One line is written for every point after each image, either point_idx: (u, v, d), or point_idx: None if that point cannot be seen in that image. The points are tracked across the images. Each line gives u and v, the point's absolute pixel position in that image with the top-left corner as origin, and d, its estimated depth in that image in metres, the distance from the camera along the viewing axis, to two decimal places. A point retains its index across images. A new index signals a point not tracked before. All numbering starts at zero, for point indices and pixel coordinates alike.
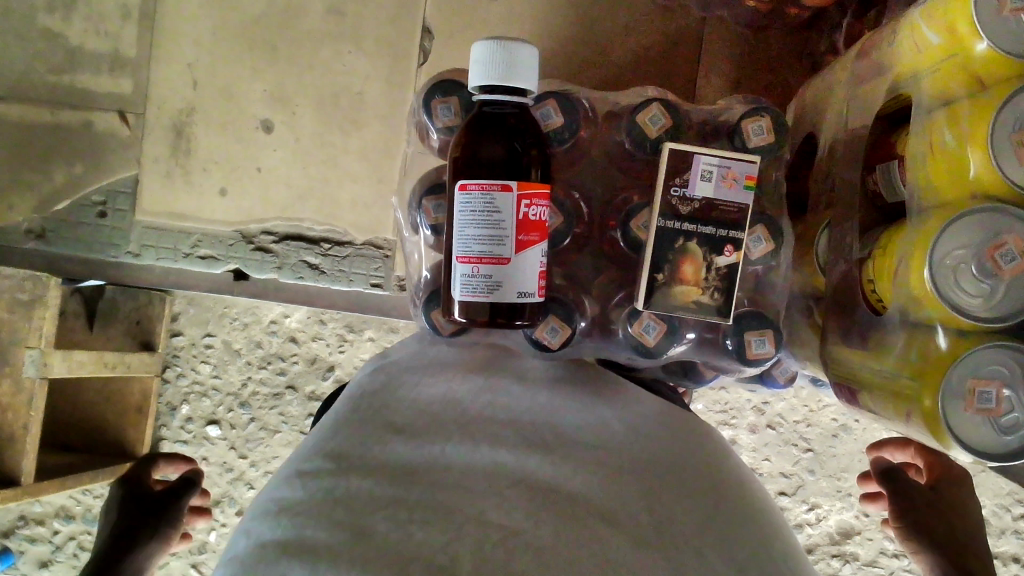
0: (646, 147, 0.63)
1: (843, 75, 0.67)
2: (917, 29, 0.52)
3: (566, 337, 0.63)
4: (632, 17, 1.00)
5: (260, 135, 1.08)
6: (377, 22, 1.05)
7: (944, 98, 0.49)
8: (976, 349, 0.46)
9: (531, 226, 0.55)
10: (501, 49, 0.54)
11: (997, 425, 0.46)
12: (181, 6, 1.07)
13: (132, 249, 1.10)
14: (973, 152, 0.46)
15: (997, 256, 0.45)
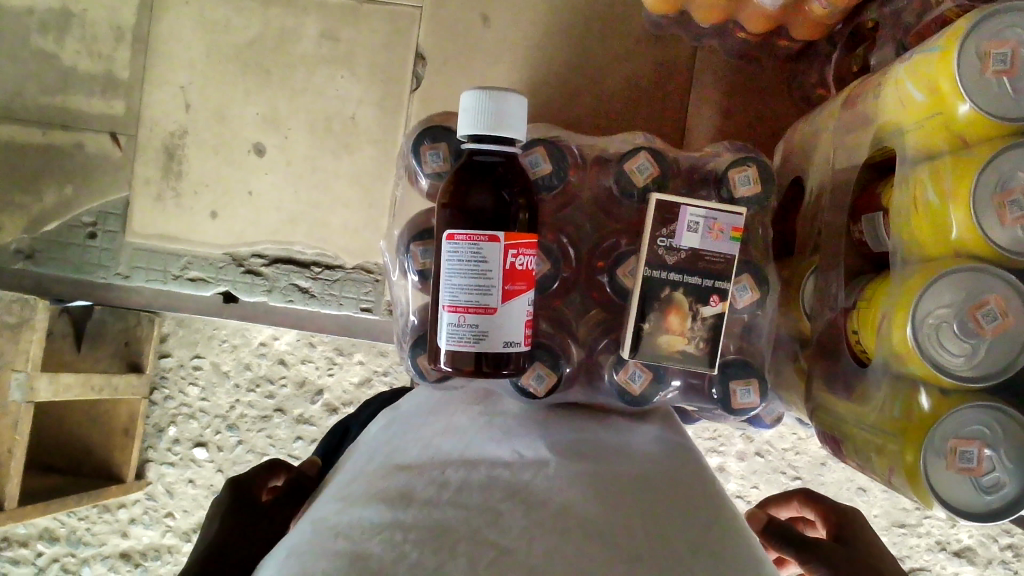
0: (634, 197, 0.64)
1: (830, 118, 0.68)
2: (901, 82, 0.52)
3: (552, 384, 0.63)
4: (625, 46, 1.01)
5: (251, 158, 1.08)
6: (371, 49, 1.06)
7: (928, 155, 0.50)
8: (962, 406, 0.47)
9: (518, 277, 0.56)
10: (490, 99, 0.54)
11: (977, 482, 0.47)
12: (175, 29, 1.07)
13: (122, 270, 1.10)
14: (957, 212, 0.47)
15: (979, 315, 0.46)
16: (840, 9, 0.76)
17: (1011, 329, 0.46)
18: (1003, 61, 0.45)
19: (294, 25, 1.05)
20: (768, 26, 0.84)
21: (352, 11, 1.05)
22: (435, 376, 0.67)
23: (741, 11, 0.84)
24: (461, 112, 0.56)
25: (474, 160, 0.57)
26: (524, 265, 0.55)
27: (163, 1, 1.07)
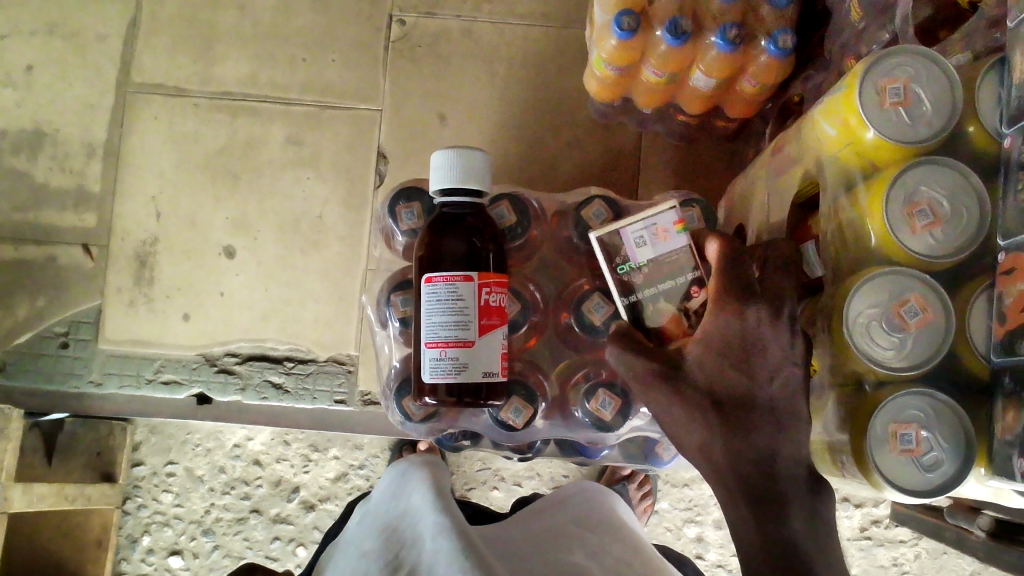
0: (590, 239, 0.72)
1: (761, 170, 0.74)
2: (817, 122, 0.59)
3: (528, 416, 0.70)
4: (574, 136, 1.09)
5: (222, 261, 1.11)
6: (333, 149, 1.11)
7: (846, 182, 0.56)
8: (898, 392, 0.52)
9: (492, 312, 0.60)
10: (458, 157, 0.60)
11: (919, 463, 0.51)
12: (144, 142, 1.12)
13: (94, 377, 1.11)
14: (874, 223, 0.53)
15: (903, 312, 0.52)
16: (768, 85, 0.83)
17: (932, 322, 0.52)
18: (897, 95, 0.52)
19: (261, 132, 1.12)
20: (705, 106, 0.90)
21: (315, 117, 1.11)
22: (420, 416, 0.70)
23: (678, 95, 0.90)
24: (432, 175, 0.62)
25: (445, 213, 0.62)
26: (498, 300, 0.60)
27: (133, 117, 1.13)
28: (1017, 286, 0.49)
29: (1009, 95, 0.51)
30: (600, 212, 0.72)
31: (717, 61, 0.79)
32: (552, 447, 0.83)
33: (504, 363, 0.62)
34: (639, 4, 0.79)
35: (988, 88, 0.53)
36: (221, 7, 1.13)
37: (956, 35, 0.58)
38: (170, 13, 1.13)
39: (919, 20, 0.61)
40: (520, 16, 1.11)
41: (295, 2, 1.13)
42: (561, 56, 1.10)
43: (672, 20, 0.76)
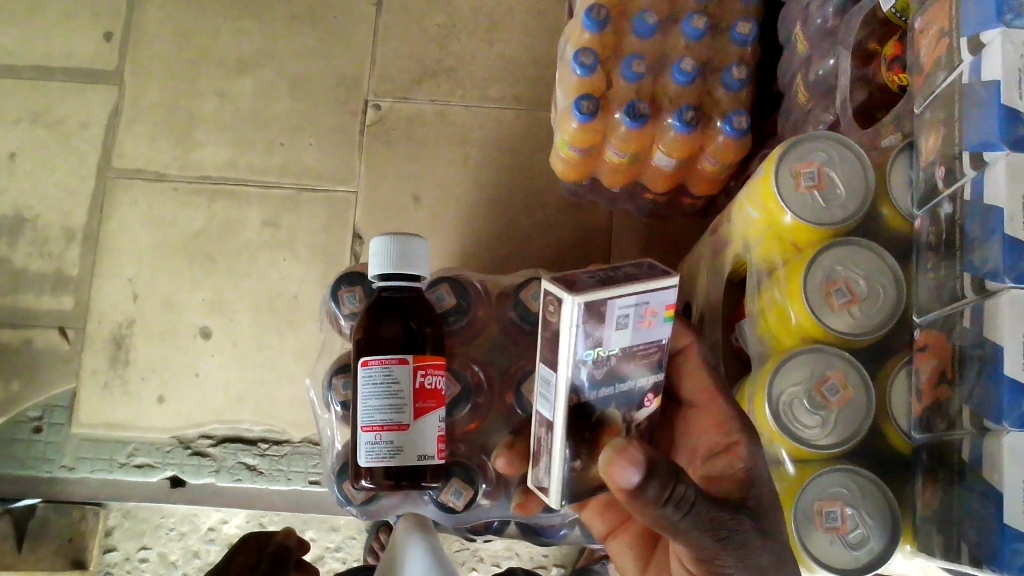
0: (531, 320, 0.75)
1: (704, 253, 0.77)
2: (742, 205, 0.62)
3: (469, 498, 0.70)
4: (546, 214, 1.11)
5: (198, 342, 1.11)
6: (310, 230, 1.13)
7: (768, 265, 0.59)
8: (824, 469, 0.54)
9: (429, 394, 0.61)
10: (397, 244, 0.62)
11: (846, 540, 0.53)
12: (123, 226, 1.14)
13: (66, 462, 1.10)
14: (793, 303, 0.56)
15: (824, 390, 0.54)
16: (726, 165, 0.85)
17: (852, 399, 0.54)
18: (811, 178, 0.55)
19: (238, 215, 1.13)
20: (668, 184, 0.92)
21: (292, 199, 1.13)
22: (361, 499, 0.72)
23: (642, 174, 0.92)
24: (372, 261, 0.63)
25: (384, 296, 0.64)
26: (434, 382, 0.60)
27: (113, 202, 1.15)
28: (931, 362, 0.52)
29: (918, 177, 0.56)
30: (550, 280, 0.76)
31: (676, 142, 0.82)
32: (513, 527, 0.82)
33: (439, 446, 0.62)
34: (597, 89, 0.81)
35: (899, 169, 0.57)
36: (201, 95, 1.17)
37: (888, 117, 0.61)
38: (151, 101, 1.17)
39: (856, 104, 0.64)
40: (491, 99, 1.14)
41: (273, 89, 1.16)
42: (531, 137, 1.13)
43: (631, 103, 0.79)
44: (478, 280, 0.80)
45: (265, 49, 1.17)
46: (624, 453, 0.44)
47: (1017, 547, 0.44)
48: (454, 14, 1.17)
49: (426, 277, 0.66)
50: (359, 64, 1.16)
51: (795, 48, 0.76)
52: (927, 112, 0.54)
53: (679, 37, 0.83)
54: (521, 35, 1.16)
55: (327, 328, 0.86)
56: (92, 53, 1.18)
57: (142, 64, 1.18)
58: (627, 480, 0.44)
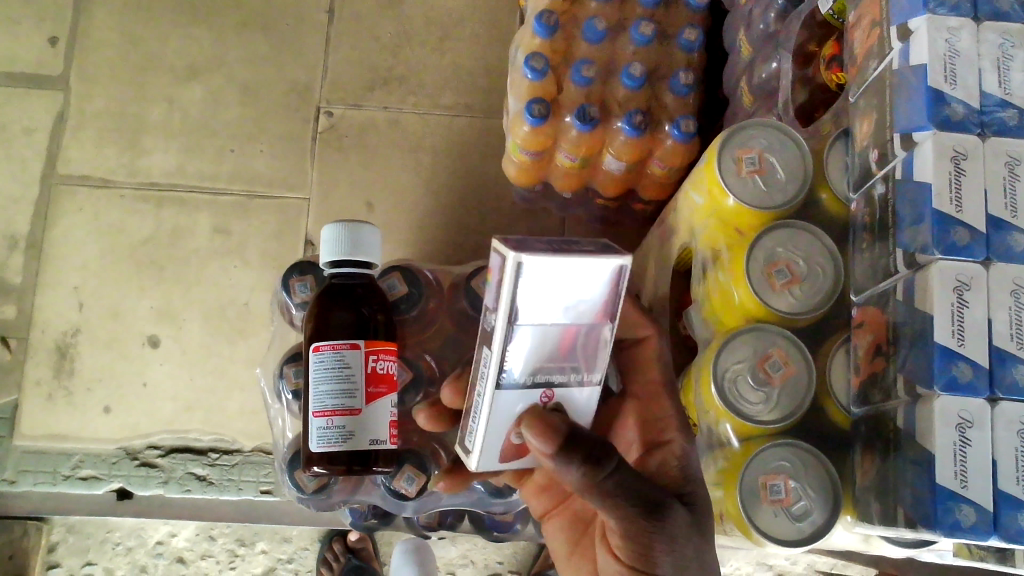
0: (482, 307, 0.76)
1: (653, 252, 0.78)
2: (687, 194, 0.64)
3: (421, 484, 0.71)
4: (500, 222, 1.12)
5: (145, 351, 1.10)
6: (262, 239, 1.12)
7: (712, 250, 0.61)
8: (769, 443, 0.55)
9: (380, 379, 0.61)
10: (347, 232, 0.62)
11: (789, 512, 0.54)
12: (69, 234, 1.12)
13: (8, 475, 1.07)
14: (736, 283, 0.57)
15: (767, 366, 0.56)
16: (675, 169, 0.87)
17: (793, 376, 0.56)
18: (752, 164, 0.57)
19: (187, 223, 1.12)
20: (618, 189, 0.94)
21: (242, 206, 1.13)
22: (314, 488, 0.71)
23: (594, 178, 0.93)
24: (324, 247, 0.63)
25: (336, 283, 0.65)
26: (386, 367, 0.60)
27: (59, 209, 1.13)
28: (867, 337, 0.54)
29: (852, 162, 0.58)
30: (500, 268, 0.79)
31: (626, 145, 0.83)
32: (465, 522, 0.83)
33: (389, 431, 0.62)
34: (549, 93, 0.83)
35: (835, 155, 0.59)
36: (150, 101, 1.15)
37: (826, 115, 0.63)
38: (97, 107, 1.15)
39: (798, 103, 0.66)
40: (443, 107, 1.15)
41: (224, 96, 1.15)
42: (483, 146, 1.14)
43: (581, 107, 0.80)
44: (431, 271, 0.81)
45: (215, 56, 1.16)
46: (543, 419, 0.47)
47: (950, 506, 0.45)
48: (406, 23, 1.17)
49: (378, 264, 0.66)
50: (311, 71, 1.16)
51: (739, 53, 0.79)
52: (861, 99, 0.56)
53: (628, 44, 0.84)
54: (472, 46, 1.17)
55: (280, 320, 0.85)
56: (36, 58, 1.16)
57: (89, 70, 1.16)
58: (547, 445, 0.46)
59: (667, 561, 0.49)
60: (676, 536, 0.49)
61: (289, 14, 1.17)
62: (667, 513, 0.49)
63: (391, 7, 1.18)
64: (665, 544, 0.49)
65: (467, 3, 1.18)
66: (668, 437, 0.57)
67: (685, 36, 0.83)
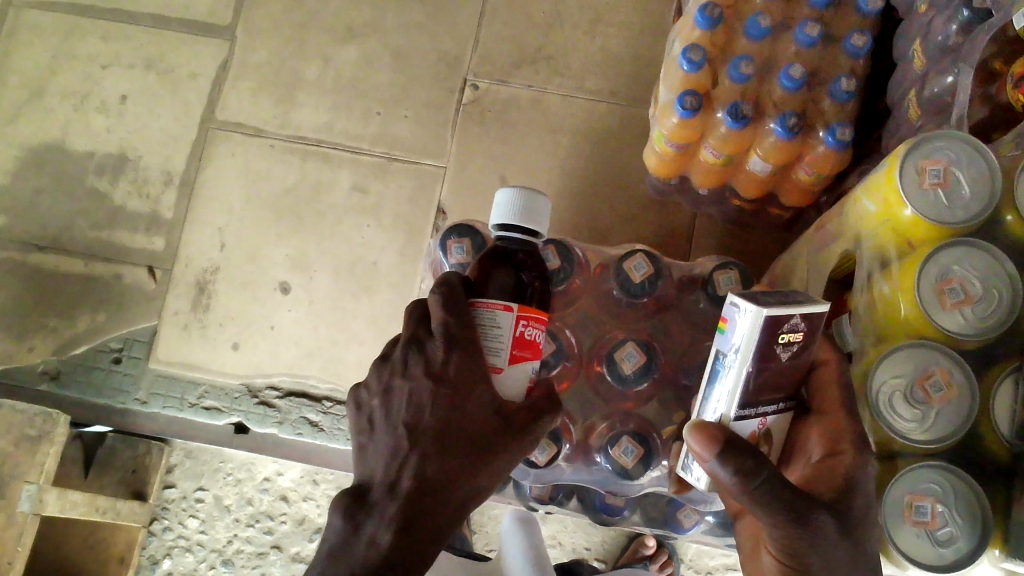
0: (631, 290, 0.73)
1: (796, 258, 0.76)
2: (858, 199, 0.61)
3: (552, 454, 0.68)
4: (629, 211, 1.11)
5: (276, 296, 1.14)
6: (396, 202, 1.15)
7: (881, 259, 0.59)
8: (918, 464, 0.54)
9: (529, 351, 0.54)
10: (523, 198, 0.57)
11: (934, 536, 0.53)
12: (219, 177, 1.18)
13: (140, 395, 1.15)
14: (904, 294, 0.56)
15: (927, 385, 0.54)
16: (823, 177, 0.84)
17: (955, 398, 0.54)
18: (937, 176, 0.55)
19: (328, 178, 1.16)
20: (759, 191, 0.92)
21: (381, 168, 1.16)
22: None
23: (735, 178, 0.92)
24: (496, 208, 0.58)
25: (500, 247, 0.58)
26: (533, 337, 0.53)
27: (213, 153, 1.19)
28: None
29: None
30: (649, 251, 0.76)
31: (775, 147, 0.81)
32: (574, 501, 0.83)
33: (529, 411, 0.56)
34: (703, 87, 0.82)
35: None
36: (307, 58, 1.20)
37: (1011, 136, 0.59)
38: (258, 59, 1.21)
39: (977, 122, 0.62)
40: (587, 91, 1.15)
41: (376, 60, 1.19)
42: (623, 133, 1.14)
43: (734, 104, 0.79)
44: (580, 247, 0.79)
45: (373, 21, 1.20)
46: (703, 428, 0.50)
47: None
48: (560, 4, 1.18)
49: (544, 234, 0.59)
50: (462, 42, 1.18)
51: (911, 63, 0.76)
52: None
53: (790, 43, 0.82)
54: (623, 33, 1.17)
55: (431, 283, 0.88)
56: (208, 8, 1.23)
57: (254, 23, 1.21)
58: (706, 453, 0.50)
59: (821, 562, 0.50)
60: (831, 544, 0.50)
61: None
62: (809, 519, 0.50)
63: None
64: (815, 551, 0.50)
65: None
66: (840, 450, 0.54)
67: (853, 41, 0.80)
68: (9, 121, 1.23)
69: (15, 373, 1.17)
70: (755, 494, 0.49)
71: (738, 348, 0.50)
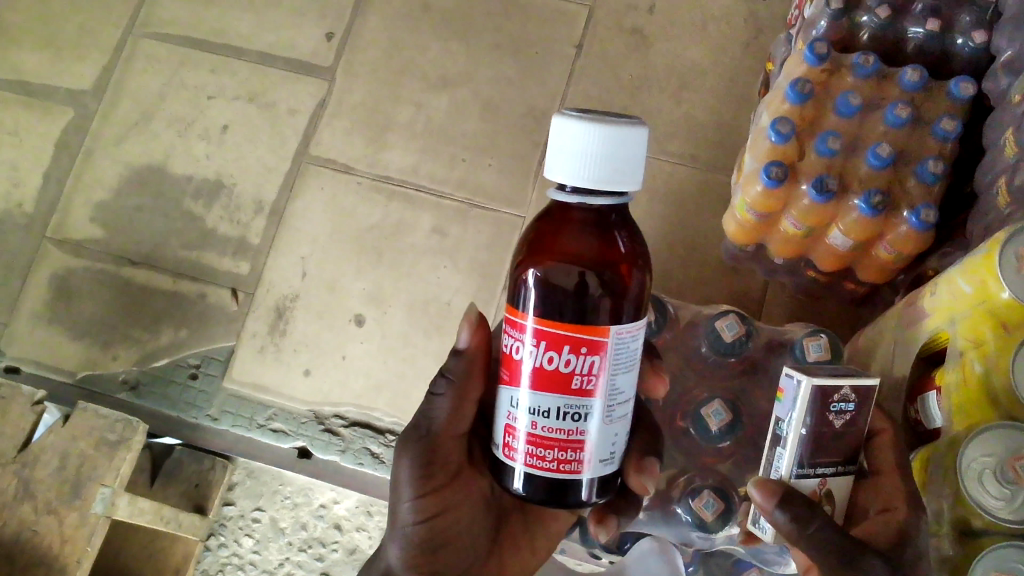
0: (719, 349, 0.74)
1: (873, 332, 0.77)
2: (948, 279, 0.59)
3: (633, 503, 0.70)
4: (703, 274, 1.13)
5: (350, 327, 1.18)
6: (475, 246, 1.18)
7: (976, 339, 0.56)
8: (1004, 545, 0.52)
9: (539, 382, 0.50)
10: (563, 132, 0.50)
11: None
12: (307, 209, 1.23)
13: (212, 412, 1.19)
14: (999, 373, 0.54)
15: (1017, 466, 0.51)
16: (904, 256, 0.85)
17: None
18: None
19: (411, 217, 1.20)
20: (837, 266, 0.93)
21: (462, 212, 1.19)
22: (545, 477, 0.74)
23: (813, 249, 0.93)
24: (557, 155, 0.50)
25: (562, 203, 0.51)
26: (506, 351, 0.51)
27: (303, 186, 1.24)
28: None
29: None
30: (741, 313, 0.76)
31: (858, 224, 0.83)
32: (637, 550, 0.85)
33: (523, 453, 0.51)
34: (789, 158, 0.83)
35: None
36: (400, 102, 1.25)
37: None
38: (355, 100, 1.26)
39: None
40: (670, 153, 1.18)
41: (466, 109, 1.23)
42: (702, 197, 1.16)
43: (819, 178, 0.80)
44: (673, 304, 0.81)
45: (467, 71, 1.25)
46: (764, 483, 0.56)
47: None
48: (650, 68, 1.21)
49: (616, 157, 0.49)
50: (551, 99, 1.22)
51: (1001, 151, 0.77)
52: None
53: (879, 122, 0.83)
54: (709, 99, 1.19)
55: None
56: (312, 49, 1.29)
57: (354, 66, 1.28)
58: (767, 500, 0.55)
59: None
60: None
61: (540, 42, 1.24)
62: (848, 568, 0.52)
63: (637, 52, 1.22)
64: None
65: (712, 57, 1.21)
66: (892, 507, 0.57)
67: (942, 125, 0.81)
68: (117, 141, 1.31)
69: (99, 379, 1.22)
70: (811, 537, 0.53)
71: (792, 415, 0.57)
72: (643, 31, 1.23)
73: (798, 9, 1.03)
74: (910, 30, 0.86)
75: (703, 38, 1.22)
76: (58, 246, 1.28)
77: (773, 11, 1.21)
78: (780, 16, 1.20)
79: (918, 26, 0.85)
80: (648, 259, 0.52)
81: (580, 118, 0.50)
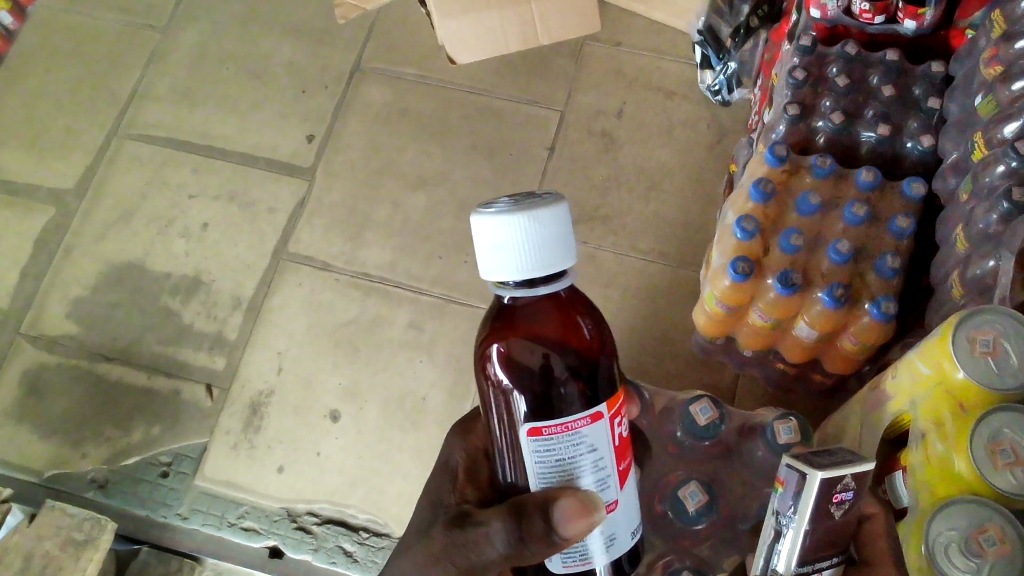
0: (695, 432, 0.75)
1: (842, 417, 0.78)
2: (908, 362, 0.61)
3: None
4: (676, 367, 1.15)
5: (325, 422, 1.18)
6: (450, 340, 1.19)
7: (936, 421, 0.58)
8: None
9: (625, 454, 0.52)
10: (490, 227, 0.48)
11: None
12: (284, 305, 1.25)
13: (182, 511, 1.16)
14: (958, 452, 0.55)
15: (981, 539, 0.52)
16: (868, 346, 0.88)
17: (1010, 556, 0.52)
18: (987, 345, 0.55)
19: (387, 313, 1.22)
20: (804, 356, 0.95)
21: (438, 307, 1.21)
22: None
23: (780, 341, 0.95)
24: (493, 252, 0.49)
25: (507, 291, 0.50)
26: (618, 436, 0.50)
27: (280, 283, 1.26)
28: None
29: None
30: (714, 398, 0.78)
31: (822, 315, 0.86)
32: None
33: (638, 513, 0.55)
34: (755, 253, 0.87)
35: None
36: (378, 201, 1.29)
37: None
38: (333, 199, 1.30)
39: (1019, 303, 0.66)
40: (640, 251, 1.21)
41: (442, 208, 1.27)
42: (672, 291, 1.19)
43: (784, 271, 0.83)
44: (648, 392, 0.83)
45: (443, 173, 1.29)
46: None
47: None
48: (619, 170, 1.27)
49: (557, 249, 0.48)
50: None
51: (953, 247, 0.81)
52: None
53: (838, 220, 0.87)
54: (677, 199, 1.24)
55: None
56: (293, 151, 1.34)
57: (333, 168, 1.32)
58: None
59: None
60: None
61: (514, 145, 1.30)
62: None
63: (606, 154, 1.28)
64: None
65: (678, 160, 1.27)
66: None
67: (898, 222, 0.84)
68: (96, 240, 1.33)
69: (65, 478, 1.20)
70: None
71: (796, 508, 0.53)
72: (612, 134, 1.29)
73: (757, 115, 1.09)
74: (862, 134, 0.91)
75: (669, 141, 1.28)
76: (32, 343, 1.28)
77: (734, 117, 1.28)
78: (740, 122, 1.27)
79: (869, 130, 0.90)
80: (610, 341, 0.52)
81: (500, 211, 0.49)
